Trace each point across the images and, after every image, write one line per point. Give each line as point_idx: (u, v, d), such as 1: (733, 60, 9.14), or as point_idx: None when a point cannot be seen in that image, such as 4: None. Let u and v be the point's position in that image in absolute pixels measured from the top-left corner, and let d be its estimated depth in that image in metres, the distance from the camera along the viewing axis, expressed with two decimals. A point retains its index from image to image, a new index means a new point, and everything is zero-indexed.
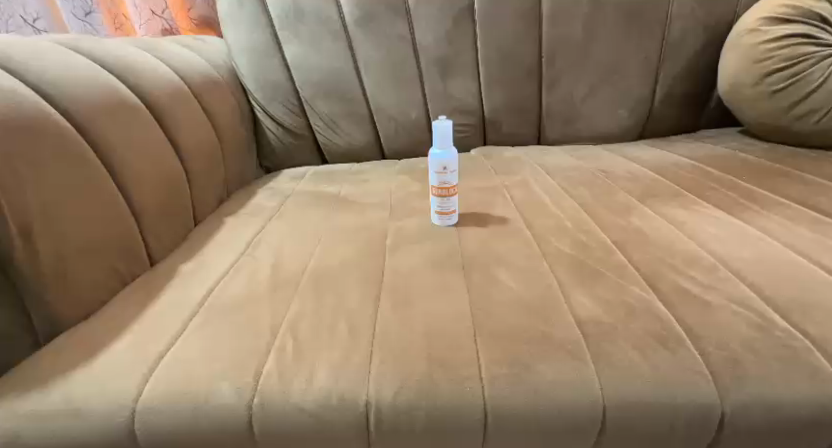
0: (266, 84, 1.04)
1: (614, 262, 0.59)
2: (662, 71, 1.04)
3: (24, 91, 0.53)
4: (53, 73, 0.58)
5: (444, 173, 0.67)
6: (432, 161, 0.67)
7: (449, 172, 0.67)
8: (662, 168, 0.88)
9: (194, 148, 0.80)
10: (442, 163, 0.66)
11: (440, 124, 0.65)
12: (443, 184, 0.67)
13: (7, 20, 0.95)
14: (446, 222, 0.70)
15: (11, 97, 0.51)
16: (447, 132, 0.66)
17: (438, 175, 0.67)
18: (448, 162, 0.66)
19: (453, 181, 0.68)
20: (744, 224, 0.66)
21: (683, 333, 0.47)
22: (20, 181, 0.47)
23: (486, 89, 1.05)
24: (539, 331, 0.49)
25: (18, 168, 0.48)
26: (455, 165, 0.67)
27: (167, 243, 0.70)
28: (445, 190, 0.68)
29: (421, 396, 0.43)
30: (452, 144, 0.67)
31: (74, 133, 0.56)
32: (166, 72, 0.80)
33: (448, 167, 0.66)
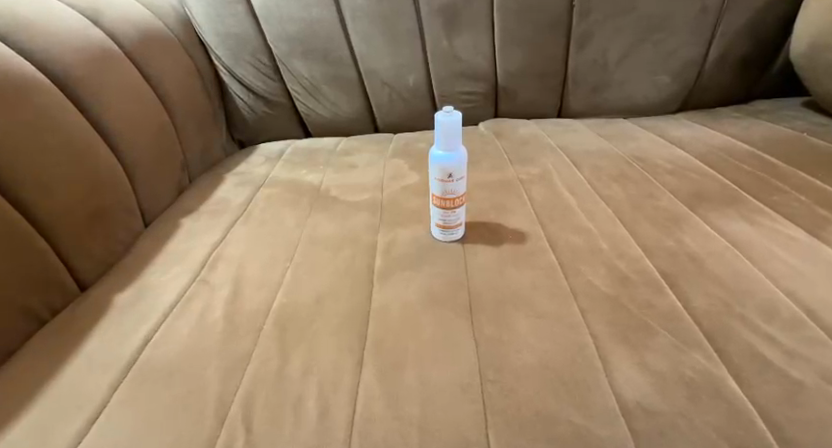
0: (231, 40, 0.85)
1: (664, 307, 0.46)
2: (718, 27, 0.85)
3: None
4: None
5: (449, 180, 0.52)
6: (432, 165, 0.52)
7: (456, 181, 0.52)
8: (711, 157, 0.73)
9: (132, 129, 0.64)
10: (447, 170, 0.51)
11: (443, 118, 0.49)
12: (447, 194, 0.53)
13: None
14: (451, 235, 0.57)
15: None
16: (455, 127, 0.50)
17: (440, 183, 0.52)
18: (454, 168, 0.51)
19: (461, 191, 0.53)
20: (826, 248, 0.52)
21: (769, 436, 0.34)
22: None
23: (500, 49, 0.86)
24: (570, 424, 0.36)
25: None
26: (463, 170, 0.52)
27: (100, 259, 0.56)
28: (450, 200, 0.54)
29: None
30: (460, 142, 0.51)
31: None
32: (85, 30, 0.62)
33: (454, 173, 0.51)
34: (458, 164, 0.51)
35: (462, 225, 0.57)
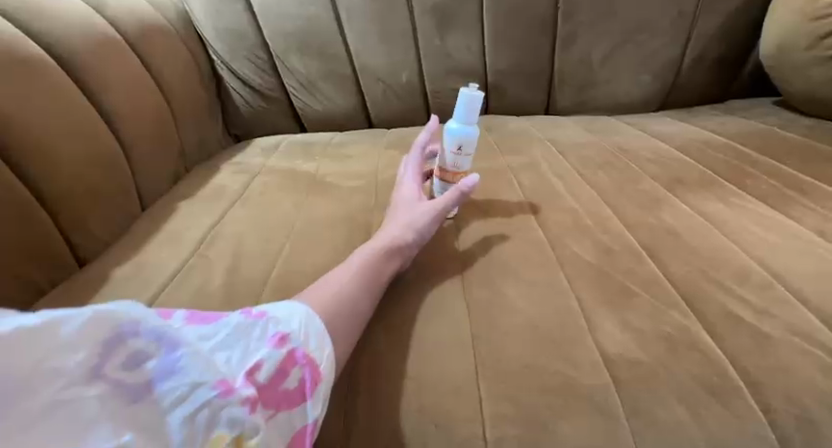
0: (229, 35, 0.88)
1: (645, 274, 0.49)
2: (694, 30, 0.90)
3: None
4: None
5: (459, 153, 0.58)
6: (447, 136, 0.58)
7: (464, 156, 0.58)
8: (690, 148, 0.77)
9: (131, 114, 0.66)
10: (459, 141, 0.57)
11: (466, 94, 0.55)
12: (453, 165, 0.59)
13: None
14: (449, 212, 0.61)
15: None
16: (473, 104, 0.56)
17: (450, 155, 0.58)
18: (466, 142, 0.57)
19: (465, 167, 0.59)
20: (794, 224, 0.56)
21: (740, 380, 0.38)
22: None
23: (490, 47, 0.90)
24: (557, 374, 0.38)
25: None
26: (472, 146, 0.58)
27: (98, 237, 0.57)
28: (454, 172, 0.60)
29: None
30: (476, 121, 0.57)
31: None
32: (87, 18, 0.64)
33: (464, 147, 0.57)
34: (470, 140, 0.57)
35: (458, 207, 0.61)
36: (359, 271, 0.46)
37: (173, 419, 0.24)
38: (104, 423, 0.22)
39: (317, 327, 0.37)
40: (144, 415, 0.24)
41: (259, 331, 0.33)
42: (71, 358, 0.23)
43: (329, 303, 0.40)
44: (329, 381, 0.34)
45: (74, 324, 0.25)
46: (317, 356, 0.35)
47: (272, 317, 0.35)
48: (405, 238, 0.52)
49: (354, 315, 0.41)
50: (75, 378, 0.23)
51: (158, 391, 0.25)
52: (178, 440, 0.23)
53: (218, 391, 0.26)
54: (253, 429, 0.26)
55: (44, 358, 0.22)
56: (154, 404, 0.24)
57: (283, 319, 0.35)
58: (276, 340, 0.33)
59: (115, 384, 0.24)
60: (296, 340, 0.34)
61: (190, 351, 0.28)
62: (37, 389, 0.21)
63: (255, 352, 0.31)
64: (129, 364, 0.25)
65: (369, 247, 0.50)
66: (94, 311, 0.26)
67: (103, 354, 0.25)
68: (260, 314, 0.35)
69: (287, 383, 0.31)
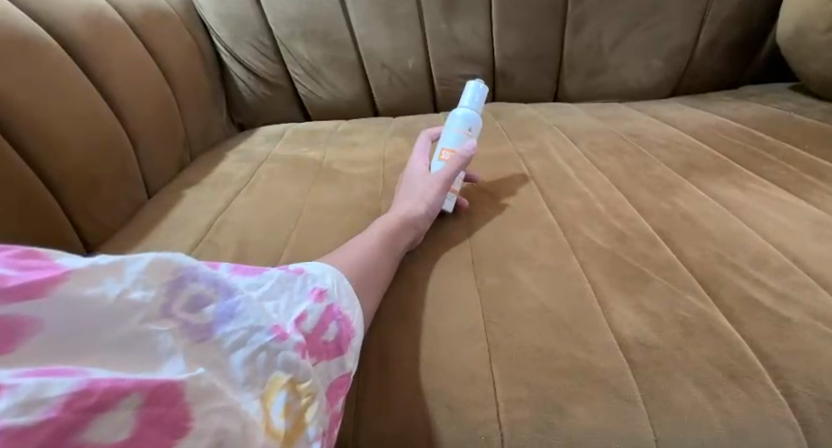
0: (233, 22, 0.87)
1: (660, 259, 0.48)
2: (706, 12, 0.88)
3: None
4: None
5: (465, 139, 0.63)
6: (455, 119, 0.64)
7: (466, 137, 0.63)
8: (703, 133, 0.76)
9: (136, 100, 0.65)
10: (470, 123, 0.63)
11: (476, 84, 0.65)
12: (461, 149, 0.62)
13: None
14: (447, 203, 0.58)
15: None
16: (480, 98, 0.66)
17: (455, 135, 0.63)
18: (470, 125, 0.63)
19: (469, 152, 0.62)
20: (813, 209, 0.55)
21: (759, 363, 0.37)
22: None
23: (497, 32, 0.89)
24: (571, 358, 0.38)
25: None
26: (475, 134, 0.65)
27: (105, 224, 0.56)
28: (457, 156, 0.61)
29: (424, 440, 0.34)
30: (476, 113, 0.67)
31: None
32: (92, 3, 0.64)
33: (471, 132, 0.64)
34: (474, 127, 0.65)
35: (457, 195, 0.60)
36: (377, 240, 0.47)
37: (236, 359, 0.25)
38: (182, 355, 0.23)
39: (346, 288, 0.38)
40: (212, 352, 0.25)
41: (297, 287, 0.35)
42: (144, 294, 0.24)
43: (353, 267, 0.42)
44: (360, 335, 0.36)
45: (138, 266, 0.25)
46: (349, 313, 0.37)
47: (308, 274, 0.36)
48: (416, 212, 0.53)
49: (376, 280, 0.43)
50: (146, 314, 0.23)
51: (222, 331, 0.26)
52: (243, 376, 0.25)
53: (275, 335, 0.28)
54: (304, 374, 0.28)
55: (121, 293, 0.23)
56: (219, 345, 0.25)
57: (318, 276, 0.37)
58: (314, 295, 0.35)
59: (183, 324, 0.25)
60: (331, 296, 0.36)
61: (247, 296, 0.29)
62: (118, 321, 0.22)
63: (298, 304, 0.33)
64: (193, 304, 0.26)
65: (383, 220, 0.51)
66: (157, 253, 0.27)
67: (170, 293, 0.26)
68: (297, 270, 0.36)
69: (327, 335, 0.33)
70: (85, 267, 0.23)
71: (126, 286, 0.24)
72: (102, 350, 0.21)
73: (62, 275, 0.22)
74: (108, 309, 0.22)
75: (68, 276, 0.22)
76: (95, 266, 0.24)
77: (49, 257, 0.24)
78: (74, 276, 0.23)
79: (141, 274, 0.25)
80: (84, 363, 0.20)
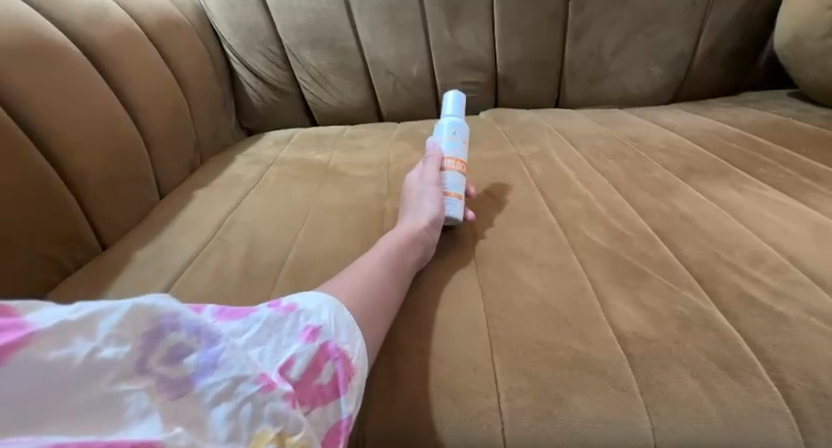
0: (243, 30, 0.89)
1: (658, 258, 0.49)
2: (705, 20, 0.90)
3: None
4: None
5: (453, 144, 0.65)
6: (441, 129, 0.67)
7: (457, 142, 0.65)
8: (702, 138, 0.77)
9: (150, 104, 0.67)
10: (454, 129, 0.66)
11: (455, 94, 0.70)
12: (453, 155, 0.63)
13: None
14: (454, 210, 0.56)
15: None
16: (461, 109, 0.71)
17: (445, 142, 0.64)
18: (458, 130, 0.66)
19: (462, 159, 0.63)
20: (810, 210, 0.56)
21: (754, 356, 0.38)
22: None
23: (499, 40, 0.91)
24: (571, 350, 0.39)
25: None
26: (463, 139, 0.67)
27: (119, 223, 0.58)
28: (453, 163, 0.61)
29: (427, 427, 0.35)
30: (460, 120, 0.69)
31: None
32: (111, 11, 0.66)
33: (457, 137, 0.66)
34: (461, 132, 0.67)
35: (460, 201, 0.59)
36: (381, 262, 0.46)
37: (217, 414, 0.24)
38: (152, 415, 0.22)
39: (347, 320, 0.36)
40: (190, 407, 0.23)
41: (290, 325, 0.32)
42: (116, 350, 0.23)
43: (355, 291, 0.40)
44: (362, 373, 0.34)
45: (113, 319, 0.24)
46: (349, 350, 0.34)
47: (302, 310, 0.34)
48: (422, 229, 0.51)
49: (382, 303, 0.41)
50: (117, 372, 0.22)
51: (201, 383, 0.25)
52: (224, 433, 0.23)
53: (261, 385, 0.26)
54: (295, 425, 0.25)
55: (90, 352, 0.22)
56: (197, 399, 0.24)
57: (313, 312, 0.34)
58: (307, 334, 0.32)
59: (159, 379, 0.24)
60: (327, 333, 0.33)
61: (231, 343, 0.28)
62: (86, 382, 0.21)
63: (290, 346, 0.31)
64: (171, 358, 0.25)
65: (387, 238, 0.50)
66: (135, 302, 0.26)
67: (147, 346, 0.25)
68: (290, 307, 0.34)
69: (322, 378, 0.31)
70: (55, 325, 0.22)
71: (96, 345, 0.23)
72: (66, 418, 0.20)
73: (28, 334, 0.21)
74: (75, 372, 0.21)
75: (35, 335, 0.21)
76: (67, 322, 0.23)
77: (19, 310, 0.23)
78: (41, 337, 0.22)
79: (114, 331, 0.24)
80: (46, 431, 0.19)
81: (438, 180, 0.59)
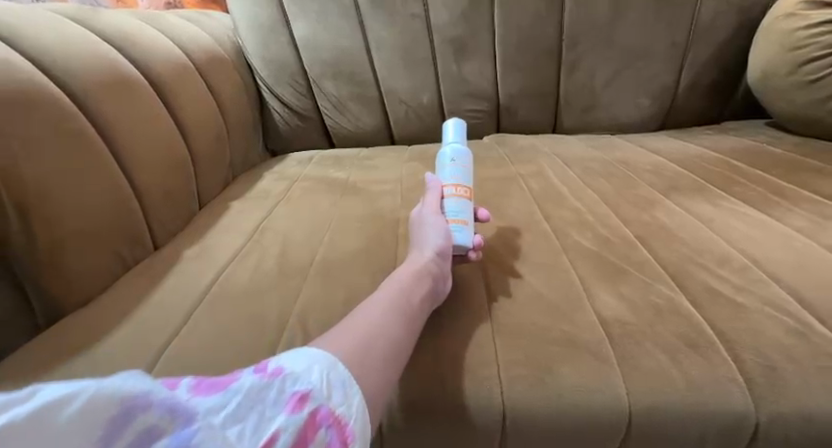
0: (273, 64, 1.00)
1: (638, 259, 0.56)
2: (688, 57, 1.00)
3: (21, 65, 0.48)
4: (18, 38, 0.52)
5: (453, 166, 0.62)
6: (441, 158, 0.65)
7: (459, 167, 0.62)
8: (686, 161, 0.85)
9: (199, 127, 0.76)
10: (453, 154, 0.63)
11: (455, 122, 0.69)
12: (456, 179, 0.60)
13: None
14: (463, 239, 0.54)
15: (13, 71, 0.47)
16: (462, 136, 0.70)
17: (446, 170, 0.62)
18: (459, 156, 0.63)
19: (467, 184, 0.60)
20: (775, 222, 0.63)
21: (715, 337, 0.45)
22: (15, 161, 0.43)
23: (502, 74, 1.01)
24: (561, 331, 0.46)
25: (13, 147, 0.44)
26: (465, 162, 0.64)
27: (170, 227, 0.66)
28: (457, 188, 0.58)
29: (439, 392, 0.42)
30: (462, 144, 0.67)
31: (73, 110, 0.52)
32: (170, 47, 0.76)
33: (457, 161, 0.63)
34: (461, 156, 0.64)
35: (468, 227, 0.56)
36: (385, 306, 0.43)
37: None
38: None
39: (341, 374, 0.32)
40: None
41: (271, 396, 0.27)
42: None
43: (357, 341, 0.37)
44: (361, 441, 0.30)
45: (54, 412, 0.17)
46: (344, 412, 0.30)
47: (289, 375, 0.29)
48: (429, 266, 0.49)
49: (388, 354, 0.38)
50: None
51: None
52: None
53: None
54: None
55: None
56: None
57: (302, 375, 0.30)
58: (294, 402, 0.27)
59: None
60: (317, 398, 0.29)
61: (206, 423, 0.22)
62: None
63: (273, 420, 0.25)
64: None
65: (392, 281, 0.47)
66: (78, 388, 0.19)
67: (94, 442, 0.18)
68: (273, 373, 0.29)
69: None
70: None
71: None
72: None
73: None
74: None
75: None
76: None
77: None
78: None
79: (67, 433, 0.17)
80: None
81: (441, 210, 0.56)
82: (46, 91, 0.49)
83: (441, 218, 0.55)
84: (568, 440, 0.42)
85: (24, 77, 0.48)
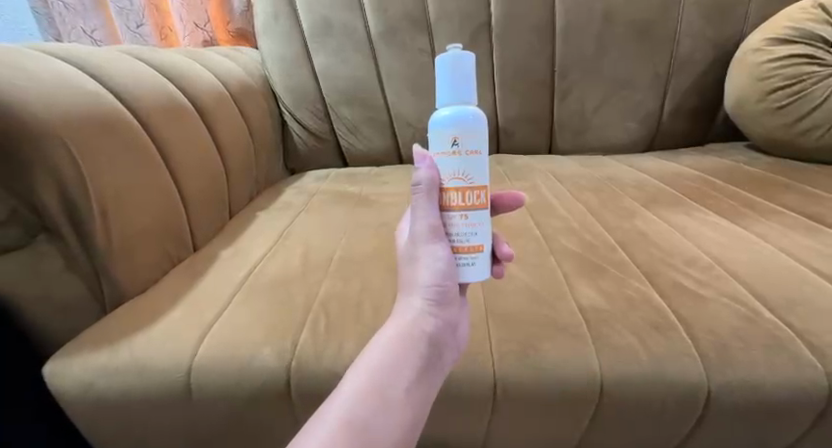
0: (295, 91, 1.11)
1: (616, 260, 0.64)
2: (670, 86, 1.10)
3: (105, 95, 0.60)
4: (103, 75, 0.64)
5: (455, 153, 0.38)
6: (433, 132, 0.39)
7: (469, 156, 0.37)
8: (668, 178, 0.94)
9: (232, 146, 0.86)
10: (454, 132, 0.37)
11: (446, 63, 0.38)
12: (459, 178, 0.38)
13: (70, 31, 1.13)
14: (474, 276, 0.41)
15: (99, 99, 0.58)
16: (465, 75, 0.38)
17: (444, 156, 0.38)
18: (468, 134, 0.37)
19: (482, 180, 0.39)
20: (741, 230, 0.71)
21: (677, 322, 0.52)
22: (101, 169, 0.53)
23: (501, 100, 1.11)
24: (545, 316, 0.54)
25: (100, 159, 0.54)
26: (474, 140, 0.37)
27: (207, 232, 0.75)
28: (469, 194, 0.39)
29: None
30: (469, 97, 0.38)
31: (141, 131, 0.62)
32: (209, 78, 0.86)
33: (460, 140, 0.37)
34: (469, 129, 0.37)
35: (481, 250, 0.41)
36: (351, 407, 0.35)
37: None
38: None
39: None
40: None
41: None
42: None
43: None
44: None
45: None
46: None
47: None
48: (414, 333, 0.41)
49: None
50: None
51: None
52: None
53: None
54: None
55: None
56: None
57: None
58: None
59: None
60: None
61: None
62: None
63: None
64: None
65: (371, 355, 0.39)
66: None
67: None
68: None
69: None
70: None
71: None
72: None
73: None
74: None
75: None
76: None
77: None
78: None
79: None
80: None
81: (443, 227, 0.40)
82: (123, 116, 0.60)
83: (445, 246, 0.40)
84: (550, 406, 0.49)
85: (110, 106, 0.59)
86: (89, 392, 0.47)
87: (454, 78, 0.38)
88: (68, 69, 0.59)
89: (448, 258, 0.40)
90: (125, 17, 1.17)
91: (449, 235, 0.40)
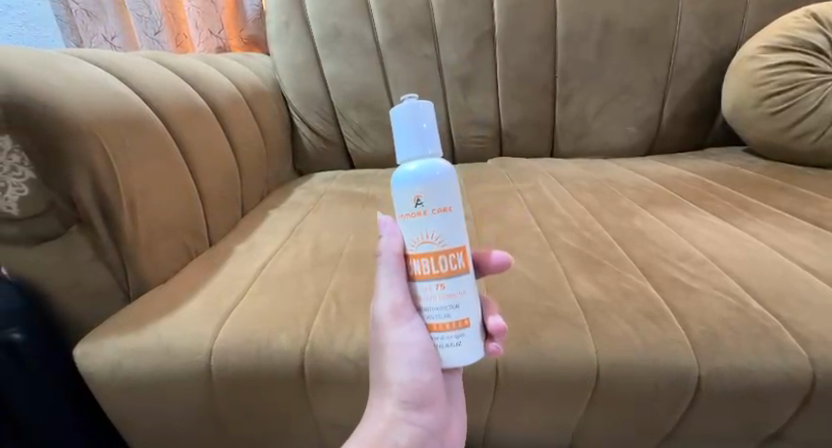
0: (305, 96, 1.15)
1: (614, 255, 0.67)
2: (669, 91, 1.13)
3: (131, 96, 0.64)
4: (128, 77, 0.68)
5: (420, 213, 0.33)
6: (396, 189, 0.34)
7: (438, 215, 0.32)
8: (665, 180, 0.97)
9: (245, 147, 0.89)
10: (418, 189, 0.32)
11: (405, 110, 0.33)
12: (430, 242, 0.33)
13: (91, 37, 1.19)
14: (461, 358, 0.35)
15: (125, 100, 0.62)
16: (427, 123, 0.33)
17: (410, 217, 0.33)
18: (433, 191, 0.32)
19: (458, 241, 0.34)
20: (735, 228, 0.74)
21: (671, 312, 0.55)
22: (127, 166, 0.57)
23: (504, 105, 1.14)
24: (545, 306, 0.57)
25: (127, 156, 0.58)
26: (445, 196, 0.32)
27: (221, 228, 0.78)
28: (441, 260, 0.34)
29: None
30: (433, 146, 0.33)
31: (163, 131, 0.66)
32: (225, 82, 0.90)
33: (425, 197, 0.32)
34: (436, 184, 0.32)
35: (467, 325, 0.35)
36: None
37: None
38: None
39: None
40: None
41: None
42: None
43: None
44: None
45: None
46: None
47: None
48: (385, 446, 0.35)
49: None
50: None
51: None
52: None
53: None
54: None
55: None
56: None
57: None
58: None
59: None
60: None
61: None
62: None
63: None
64: None
65: None
66: None
67: None
68: None
69: None
70: None
71: None
72: None
73: None
74: None
75: None
76: None
77: None
78: None
79: None
80: None
81: (413, 303, 0.36)
82: (147, 117, 0.64)
83: (419, 322, 0.36)
84: (549, 391, 0.52)
85: (135, 107, 0.63)
86: (118, 370, 0.50)
87: (416, 127, 0.33)
88: (98, 72, 0.63)
89: (424, 340, 0.35)
90: (144, 24, 1.22)
91: (422, 313, 0.35)
